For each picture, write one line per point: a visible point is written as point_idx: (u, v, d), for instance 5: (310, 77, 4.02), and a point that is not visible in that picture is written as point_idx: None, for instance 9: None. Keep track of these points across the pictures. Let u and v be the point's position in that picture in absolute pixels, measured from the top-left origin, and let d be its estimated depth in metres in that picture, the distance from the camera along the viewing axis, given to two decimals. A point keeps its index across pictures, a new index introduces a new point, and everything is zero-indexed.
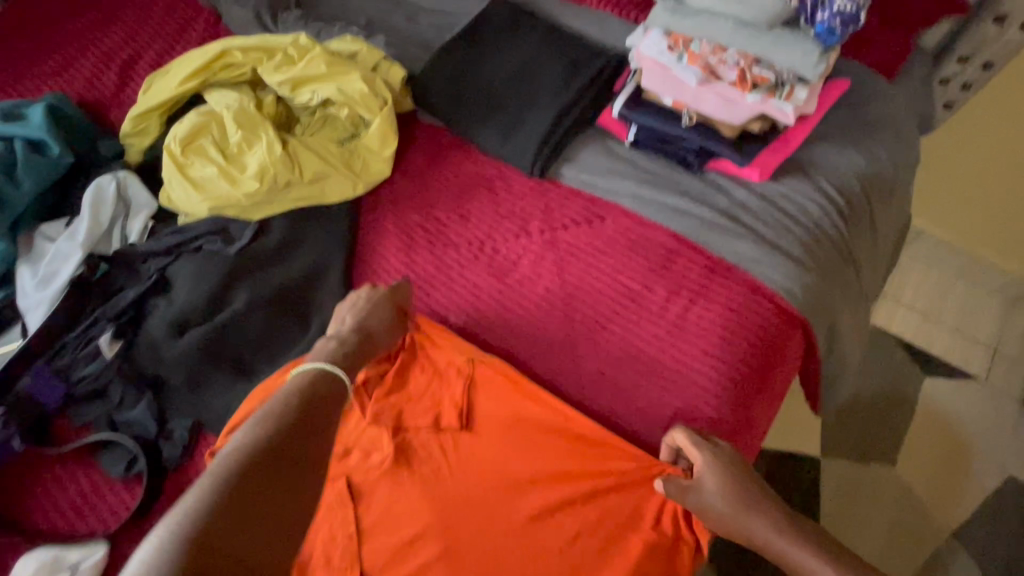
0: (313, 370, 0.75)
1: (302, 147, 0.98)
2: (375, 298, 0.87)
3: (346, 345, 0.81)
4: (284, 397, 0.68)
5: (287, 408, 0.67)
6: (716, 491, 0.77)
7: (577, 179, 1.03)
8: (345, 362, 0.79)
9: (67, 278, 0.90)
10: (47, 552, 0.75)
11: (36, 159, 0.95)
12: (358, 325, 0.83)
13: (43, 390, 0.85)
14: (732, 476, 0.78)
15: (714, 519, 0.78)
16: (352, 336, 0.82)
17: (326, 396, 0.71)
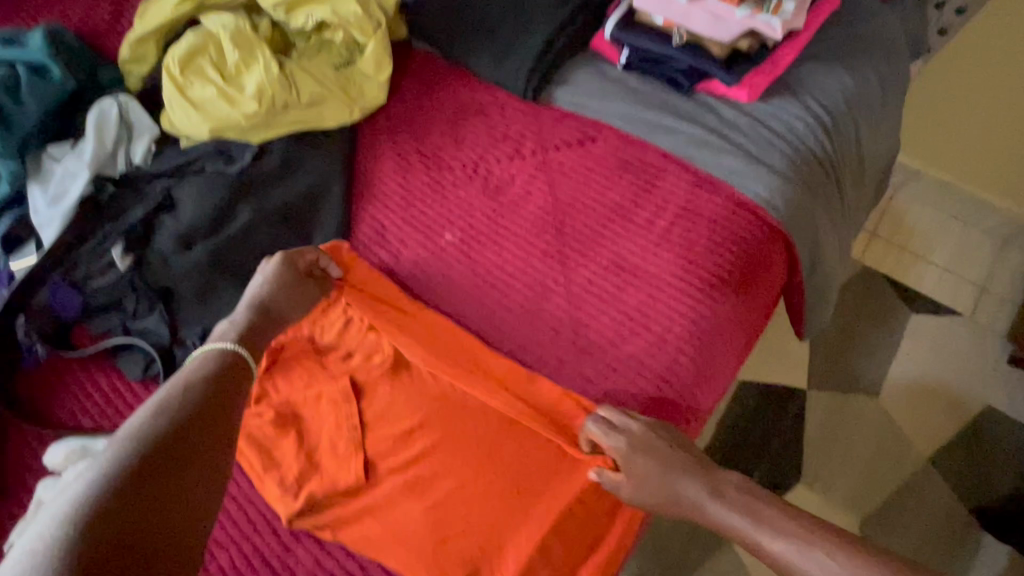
0: (206, 355, 0.73)
1: (298, 70, 1.00)
2: (269, 275, 0.84)
3: (243, 322, 0.79)
4: (181, 383, 0.67)
5: (184, 391, 0.66)
6: (646, 472, 0.78)
7: (569, 102, 1.06)
8: (247, 338, 0.77)
9: (77, 195, 0.93)
10: (75, 442, 0.81)
11: (40, 84, 0.98)
12: (256, 301, 0.82)
13: (62, 301, 0.90)
14: (656, 457, 0.78)
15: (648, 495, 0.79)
16: (246, 315, 0.80)
17: (230, 375, 0.71)
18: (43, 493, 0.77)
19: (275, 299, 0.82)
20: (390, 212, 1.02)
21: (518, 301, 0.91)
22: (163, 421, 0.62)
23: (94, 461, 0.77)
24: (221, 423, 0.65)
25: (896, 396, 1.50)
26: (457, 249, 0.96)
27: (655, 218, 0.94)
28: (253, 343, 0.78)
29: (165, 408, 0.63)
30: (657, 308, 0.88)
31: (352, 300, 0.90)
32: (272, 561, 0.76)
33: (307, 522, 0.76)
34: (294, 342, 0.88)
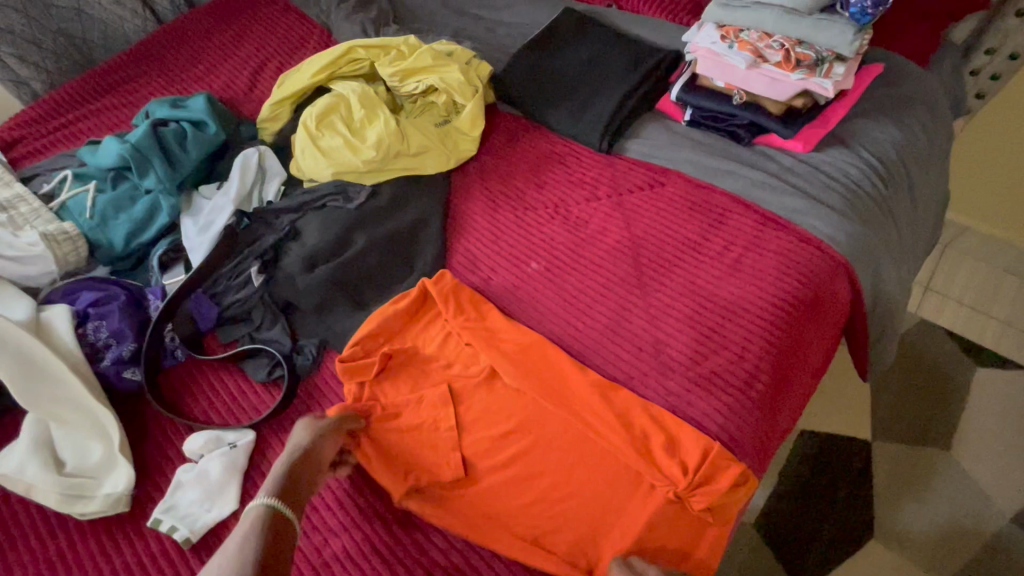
0: (248, 521, 0.71)
1: (410, 125, 1.18)
2: (299, 438, 0.84)
3: (275, 483, 0.77)
4: (232, 550, 0.67)
5: (230, 562, 0.65)
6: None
7: (641, 152, 1.20)
8: (286, 489, 0.76)
9: (222, 224, 1.10)
10: (210, 432, 0.91)
11: (200, 135, 1.18)
12: (285, 464, 0.80)
13: (202, 312, 1.04)
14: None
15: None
16: (281, 478, 0.77)
17: (277, 532, 0.71)
18: (182, 475, 0.88)
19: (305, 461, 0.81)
20: (479, 243, 1.15)
21: (600, 321, 1.00)
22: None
23: (228, 449, 0.89)
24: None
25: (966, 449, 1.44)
26: (543, 275, 1.08)
27: (723, 250, 1.04)
28: (297, 491, 0.77)
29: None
30: (731, 328, 0.95)
31: (454, 313, 1.00)
32: (382, 549, 0.83)
33: (414, 503, 0.86)
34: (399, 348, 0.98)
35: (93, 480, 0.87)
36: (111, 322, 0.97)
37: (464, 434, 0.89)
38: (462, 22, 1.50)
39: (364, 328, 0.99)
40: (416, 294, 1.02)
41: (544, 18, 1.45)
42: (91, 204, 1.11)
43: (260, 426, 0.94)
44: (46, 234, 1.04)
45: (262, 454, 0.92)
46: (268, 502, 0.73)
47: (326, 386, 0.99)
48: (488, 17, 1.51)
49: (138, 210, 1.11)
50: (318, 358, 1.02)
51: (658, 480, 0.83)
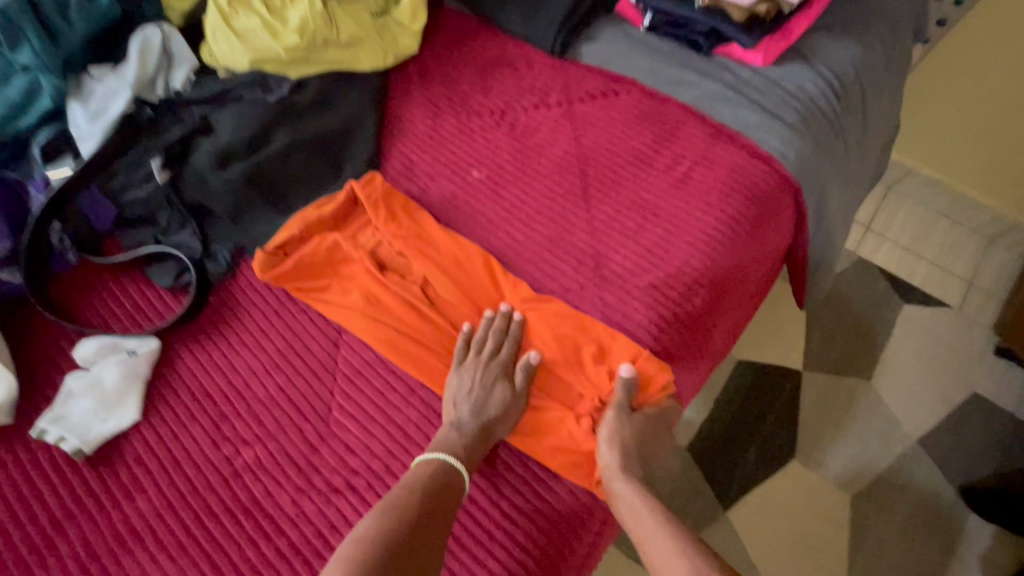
0: (429, 468, 0.73)
1: (340, 11, 1.05)
2: (493, 387, 0.80)
3: (467, 438, 0.76)
4: (416, 486, 0.71)
5: (406, 501, 0.69)
6: (632, 433, 0.78)
7: (598, 60, 1.11)
8: (469, 452, 0.75)
9: (118, 113, 0.96)
10: (105, 338, 0.83)
11: (88, 6, 1.01)
12: (476, 414, 0.77)
13: (97, 212, 0.93)
14: (645, 432, 0.79)
15: (607, 448, 0.77)
16: (472, 430, 0.76)
17: (447, 492, 0.71)
18: (73, 383, 0.79)
19: (500, 416, 0.78)
20: (418, 150, 1.05)
21: (541, 235, 0.94)
22: (378, 539, 0.65)
23: (127, 357, 0.81)
24: (445, 523, 0.69)
25: (877, 376, 1.51)
26: (485, 185, 1.00)
27: (673, 166, 0.99)
28: (478, 453, 0.76)
29: (395, 505, 0.68)
30: (676, 243, 0.92)
31: (384, 218, 0.92)
32: (298, 459, 0.77)
33: (335, 412, 0.80)
34: (321, 256, 0.89)
35: None
36: None
37: (432, 313, 0.86)
38: None
39: (283, 233, 0.89)
40: (342, 198, 0.94)
41: None
42: None
43: (166, 334, 0.86)
44: None
45: (168, 364, 0.84)
46: (452, 460, 0.73)
47: (241, 294, 0.90)
48: None
49: (12, 89, 0.95)
50: (233, 266, 0.92)
51: (587, 387, 0.83)
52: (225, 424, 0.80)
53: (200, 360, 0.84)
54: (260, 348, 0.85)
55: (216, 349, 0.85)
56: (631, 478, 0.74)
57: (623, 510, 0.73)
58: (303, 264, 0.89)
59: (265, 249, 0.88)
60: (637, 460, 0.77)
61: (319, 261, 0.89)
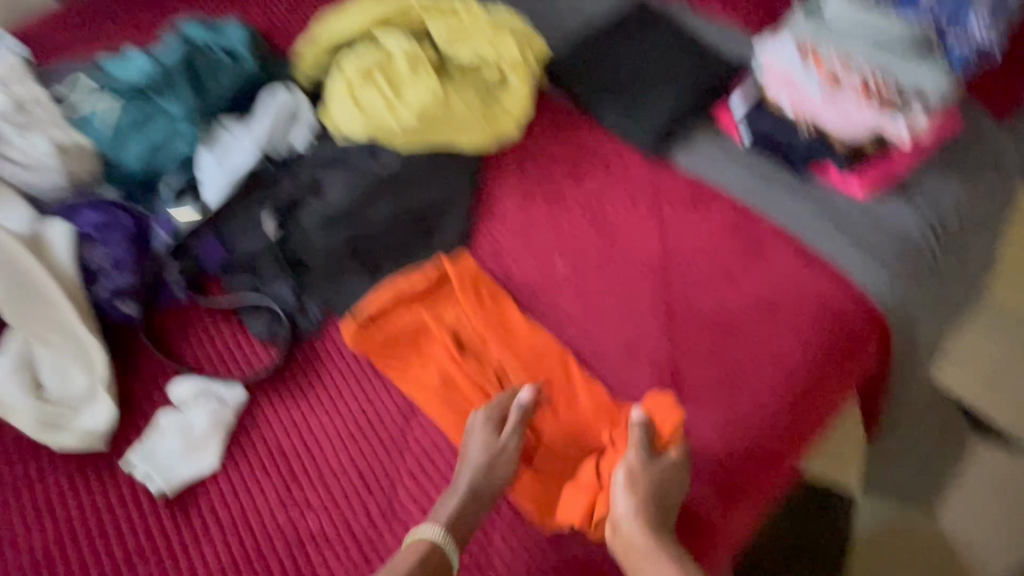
0: (415, 550, 0.72)
1: (453, 95, 1.13)
2: (492, 443, 0.80)
3: (464, 493, 0.76)
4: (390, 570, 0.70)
5: None
6: (648, 484, 0.77)
7: (692, 168, 1.14)
8: (457, 525, 0.74)
9: (245, 166, 1.04)
10: (200, 382, 0.88)
11: (234, 68, 1.12)
12: (472, 468, 0.78)
13: (210, 254, 1.00)
14: (666, 485, 0.78)
15: (620, 501, 0.76)
16: (468, 486, 0.77)
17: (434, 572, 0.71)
18: (166, 422, 0.85)
19: (501, 472, 0.78)
20: (507, 234, 1.09)
21: (618, 340, 0.96)
22: None
23: (217, 404, 0.86)
24: None
25: (969, 519, 1.21)
26: (568, 279, 1.02)
27: (759, 289, 0.99)
28: (464, 526, 0.75)
29: None
30: (754, 372, 0.92)
31: (470, 301, 0.96)
32: (359, 535, 0.79)
33: (400, 493, 0.82)
34: (409, 330, 0.93)
35: (71, 412, 0.83)
36: (112, 249, 0.92)
37: None
38: None
39: (375, 300, 0.94)
40: (433, 273, 0.97)
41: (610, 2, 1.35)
42: (109, 120, 1.04)
43: (253, 385, 0.91)
44: (59, 145, 0.99)
45: (250, 415, 0.88)
46: (438, 537, 0.73)
47: (324, 353, 0.94)
48: None
49: (157, 135, 1.04)
50: (321, 324, 0.97)
51: None
52: (295, 486, 0.82)
53: (281, 416, 0.88)
54: (336, 411, 0.89)
55: (296, 407, 0.89)
56: (656, 540, 0.73)
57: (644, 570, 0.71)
58: (387, 334, 0.93)
59: (359, 316, 0.93)
60: (658, 515, 0.76)
61: (402, 332, 0.93)
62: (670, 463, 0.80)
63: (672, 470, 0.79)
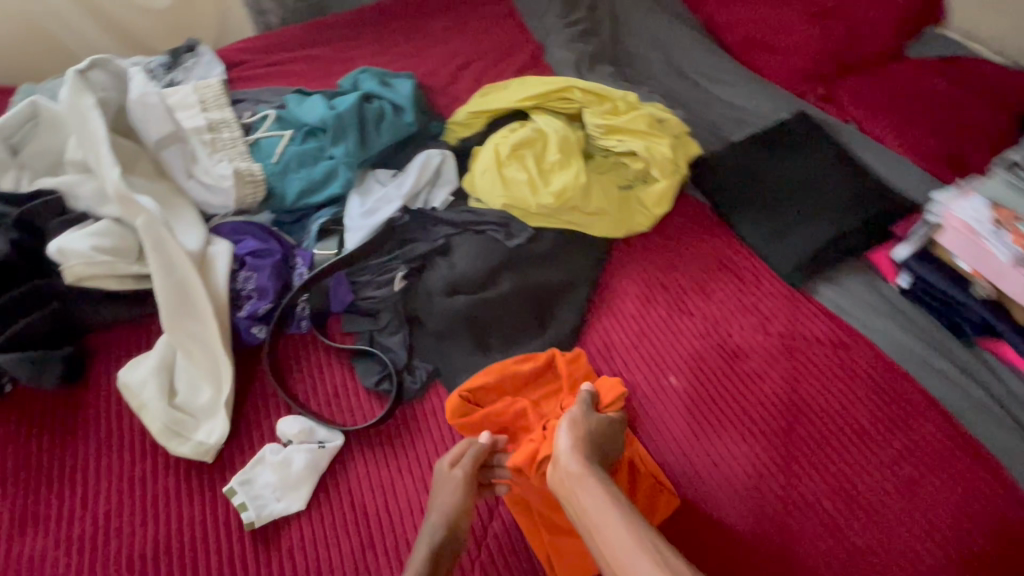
0: None
1: (596, 184, 1.12)
2: (450, 486, 0.82)
3: (438, 535, 0.79)
4: None
5: None
6: (590, 432, 0.84)
7: (833, 303, 1.05)
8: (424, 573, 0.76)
9: (386, 216, 1.09)
10: (305, 420, 0.91)
11: (396, 122, 1.18)
12: (448, 511, 0.81)
13: (337, 293, 1.03)
14: (603, 434, 0.85)
15: (563, 441, 0.82)
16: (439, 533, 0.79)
17: None
18: (267, 454, 0.88)
19: (459, 512, 0.81)
20: (621, 332, 1.06)
21: (728, 483, 0.90)
22: None
23: (316, 447, 0.88)
24: None
25: None
26: (680, 397, 0.98)
27: (893, 462, 0.90)
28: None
29: None
30: (879, 558, 0.83)
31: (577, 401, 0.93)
32: None
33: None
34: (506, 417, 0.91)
35: (191, 421, 0.89)
36: (260, 277, 1.00)
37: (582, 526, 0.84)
38: (678, 85, 1.41)
39: (482, 376, 0.93)
40: (541, 359, 0.96)
41: (768, 111, 1.32)
42: (281, 151, 1.13)
43: (350, 433, 0.93)
44: (238, 170, 1.07)
45: (342, 463, 0.90)
46: None
47: (425, 418, 0.95)
48: (706, 87, 1.39)
49: (318, 172, 1.12)
50: (425, 386, 0.98)
51: None
52: (370, 552, 0.82)
53: (370, 473, 0.89)
54: (424, 482, 0.88)
55: (387, 467, 0.90)
56: (582, 471, 0.78)
57: (581, 502, 0.76)
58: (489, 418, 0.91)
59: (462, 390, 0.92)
60: (596, 457, 0.81)
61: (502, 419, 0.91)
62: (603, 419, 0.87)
63: (609, 422, 0.87)
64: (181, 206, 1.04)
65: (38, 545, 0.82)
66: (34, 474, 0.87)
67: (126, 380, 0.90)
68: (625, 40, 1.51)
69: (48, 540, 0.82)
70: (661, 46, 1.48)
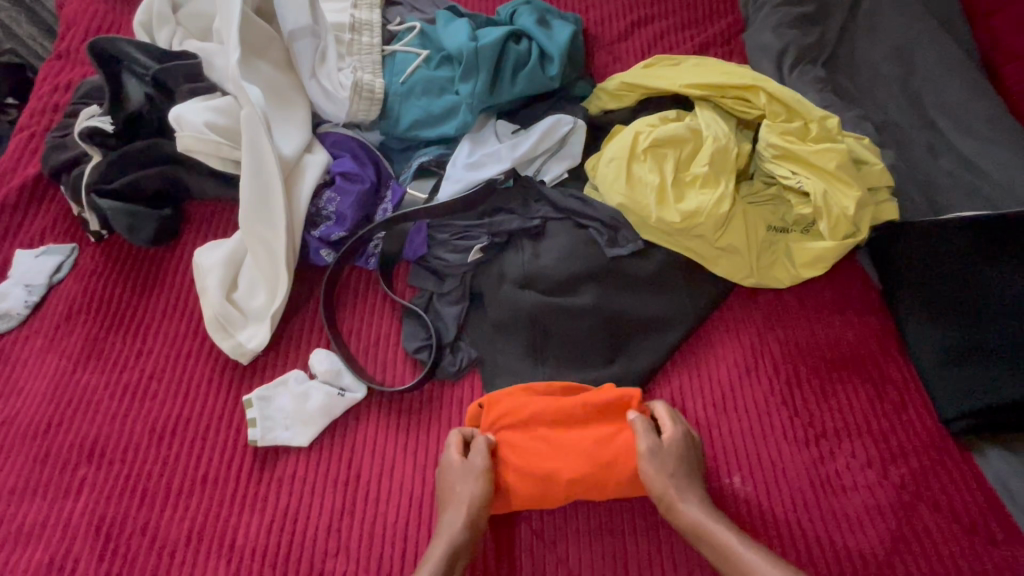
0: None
1: (739, 217, 0.91)
2: (470, 467, 0.77)
3: (461, 523, 0.73)
4: None
5: None
6: (671, 459, 0.76)
7: (995, 475, 0.79)
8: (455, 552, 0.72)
9: (489, 177, 0.97)
10: (336, 361, 0.89)
11: (537, 72, 1.02)
12: (473, 498, 0.75)
13: (413, 242, 0.97)
14: (693, 452, 0.79)
15: (652, 473, 0.76)
16: (461, 517, 0.74)
17: None
18: (292, 380, 0.88)
19: (481, 505, 0.75)
20: (699, 397, 0.88)
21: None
22: None
23: (335, 394, 0.86)
24: None
25: None
26: (741, 506, 0.80)
27: None
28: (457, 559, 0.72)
29: None
30: None
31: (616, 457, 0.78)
32: None
33: None
34: (551, 484, 0.77)
35: (239, 321, 0.90)
36: (342, 201, 0.97)
37: None
38: (905, 117, 1.07)
39: (541, 408, 0.81)
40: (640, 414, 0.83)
41: (1022, 191, 0.96)
42: (410, 72, 1.03)
43: (375, 390, 0.89)
44: (357, 83, 1.00)
45: (358, 415, 0.87)
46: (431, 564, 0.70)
47: (451, 404, 0.89)
48: (942, 132, 1.05)
49: (438, 107, 1.02)
50: (463, 371, 0.91)
51: None
52: (348, 517, 0.80)
53: (378, 438, 0.85)
54: (425, 470, 0.83)
55: (396, 438, 0.85)
56: (681, 489, 0.75)
57: (700, 527, 0.72)
58: (522, 437, 0.81)
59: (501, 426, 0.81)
60: (688, 474, 0.77)
61: (535, 444, 0.80)
62: (675, 432, 0.79)
63: (687, 438, 0.79)
64: (295, 106, 1.01)
65: (90, 380, 0.89)
66: (108, 313, 0.94)
67: (200, 261, 0.93)
68: (858, 38, 1.17)
69: (98, 378, 0.89)
70: (903, 58, 1.12)
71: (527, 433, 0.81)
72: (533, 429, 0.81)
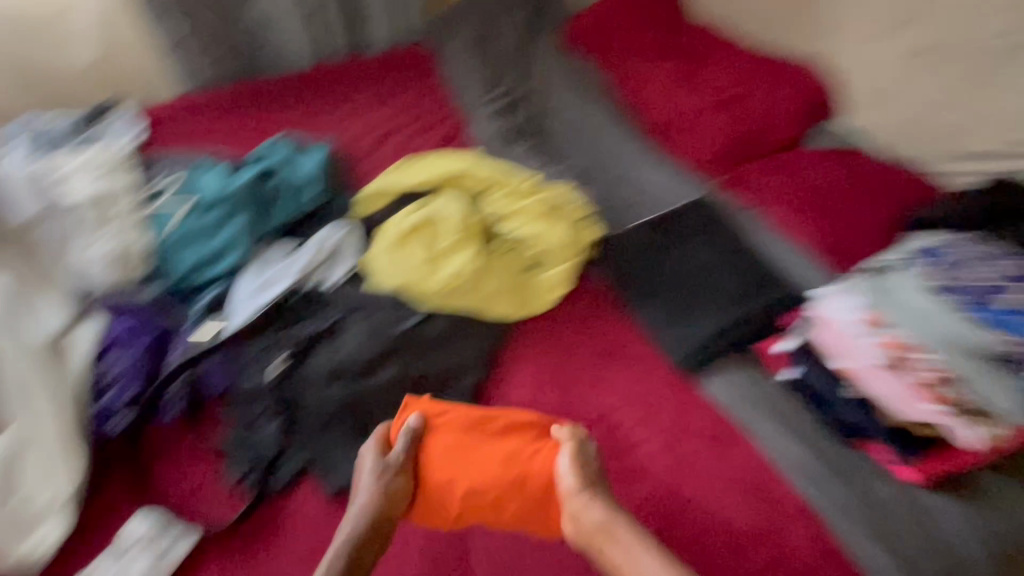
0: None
1: (492, 269, 1.13)
2: (382, 466, 0.86)
3: (364, 525, 0.81)
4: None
5: None
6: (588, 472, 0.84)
7: (722, 396, 1.04)
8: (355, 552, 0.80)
9: (275, 297, 1.08)
10: (156, 520, 0.89)
11: (292, 198, 1.24)
12: (379, 493, 0.83)
13: (213, 379, 1.01)
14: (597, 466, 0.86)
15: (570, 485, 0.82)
16: (365, 523, 0.81)
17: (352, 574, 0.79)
18: (110, 560, 0.86)
19: (389, 501, 0.83)
20: None
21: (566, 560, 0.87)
22: None
23: (160, 554, 0.86)
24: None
25: None
26: None
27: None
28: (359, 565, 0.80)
29: None
30: None
31: (528, 476, 0.85)
32: None
33: None
34: (441, 488, 0.87)
35: (29, 521, 0.86)
36: (124, 360, 1.01)
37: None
38: (594, 163, 1.45)
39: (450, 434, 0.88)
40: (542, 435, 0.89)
41: (676, 194, 1.35)
42: (175, 224, 1.16)
43: (207, 533, 0.90)
44: (120, 249, 1.11)
45: (194, 564, 0.88)
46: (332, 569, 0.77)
47: (286, 517, 0.91)
48: (619, 167, 1.43)
49: (211, 249, 1.15)
50: (293, 480, 0.94)
51: None
52: None
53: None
54: None
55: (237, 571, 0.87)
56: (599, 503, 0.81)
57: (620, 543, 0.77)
58: (442, 436, 0.89)
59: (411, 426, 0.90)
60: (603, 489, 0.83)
61: (450, 449, 0.88)
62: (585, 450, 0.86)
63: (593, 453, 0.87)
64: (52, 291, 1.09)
65: None
66: None
67: None
68: (548, 116, 1.57)
69: None
70: (580, 123, 1.53)
71: (443, 432, 0.89)
72: (447, 428, 0.90)
